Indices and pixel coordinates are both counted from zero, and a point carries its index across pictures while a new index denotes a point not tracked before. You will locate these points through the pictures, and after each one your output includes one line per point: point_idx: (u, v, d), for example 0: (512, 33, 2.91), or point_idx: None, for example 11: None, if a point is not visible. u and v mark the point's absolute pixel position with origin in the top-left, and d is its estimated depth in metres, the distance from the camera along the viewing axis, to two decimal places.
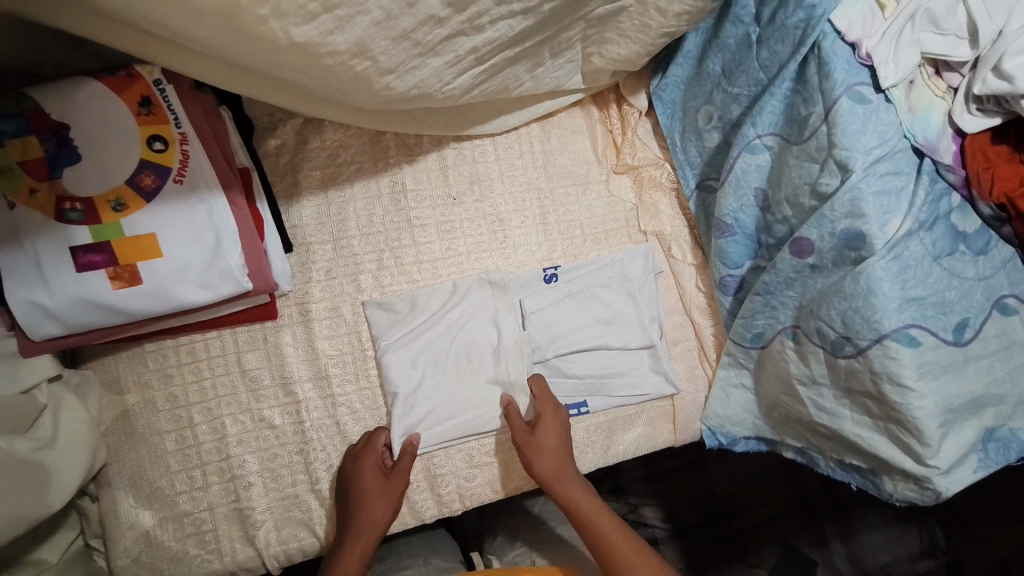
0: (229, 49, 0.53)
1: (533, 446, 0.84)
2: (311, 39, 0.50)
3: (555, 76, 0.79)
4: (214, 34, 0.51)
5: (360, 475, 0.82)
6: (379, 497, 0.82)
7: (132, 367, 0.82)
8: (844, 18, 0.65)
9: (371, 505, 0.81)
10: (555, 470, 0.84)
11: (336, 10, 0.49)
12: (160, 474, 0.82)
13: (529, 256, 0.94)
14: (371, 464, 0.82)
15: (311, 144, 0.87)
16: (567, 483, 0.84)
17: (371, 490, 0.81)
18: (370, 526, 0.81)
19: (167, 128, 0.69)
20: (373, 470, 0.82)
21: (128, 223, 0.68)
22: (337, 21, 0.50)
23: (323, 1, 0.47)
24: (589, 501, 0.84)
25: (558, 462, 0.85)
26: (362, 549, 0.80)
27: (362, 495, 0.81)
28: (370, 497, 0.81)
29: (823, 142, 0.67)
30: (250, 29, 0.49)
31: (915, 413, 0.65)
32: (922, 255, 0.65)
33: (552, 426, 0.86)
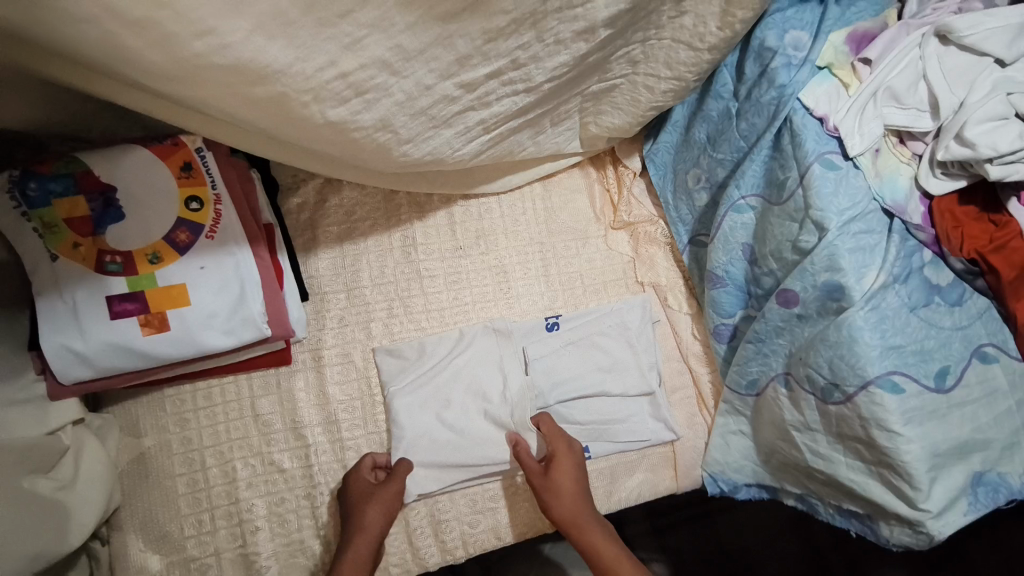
0: (271, 127, 0.60)
1: (551, 487, 0.86)
2: (342, 117, 0.58)
3: (555, 143, 0.87)
4: (261, 117, 0.58)
5: (354, 485, 0.85)
6: (370, 501, 0.83)
7: (152, 411, 0.85)
8: (812, 96, 0.73)
9: (363, 511, 0.82)
10: (573, 511, 0.86)
11: (365, 94, 0.57)
12: (170, 518, 0.84)
13: (532, 306, 0.99)
14: (363, 474, 0.86)
15: (330, 202, 0.94)
16: (584, 523, 0.86)
17: (359, 497, 0.84)
18: (363, 530, 0.82)
19: (203, 189, 0.75)
20: (362, 480, 0.85)
21: (162, 274, 0.73)
22: (365, 103, 0.58)
23: (355, 87, 0.55)
24: (607, 540, 0.85)
25: (574, 502, 0.86)
26: (357, 553, 0.80)
27: (354, 504, 0.83)
28: (360, 503, 0.83)
29: (800, 204, 0.73)
30: (292, 112, 0.56)
31: (905, 457, 0.67)
32: (900, 306, 0.70)
33: (568, 466, 0.88)
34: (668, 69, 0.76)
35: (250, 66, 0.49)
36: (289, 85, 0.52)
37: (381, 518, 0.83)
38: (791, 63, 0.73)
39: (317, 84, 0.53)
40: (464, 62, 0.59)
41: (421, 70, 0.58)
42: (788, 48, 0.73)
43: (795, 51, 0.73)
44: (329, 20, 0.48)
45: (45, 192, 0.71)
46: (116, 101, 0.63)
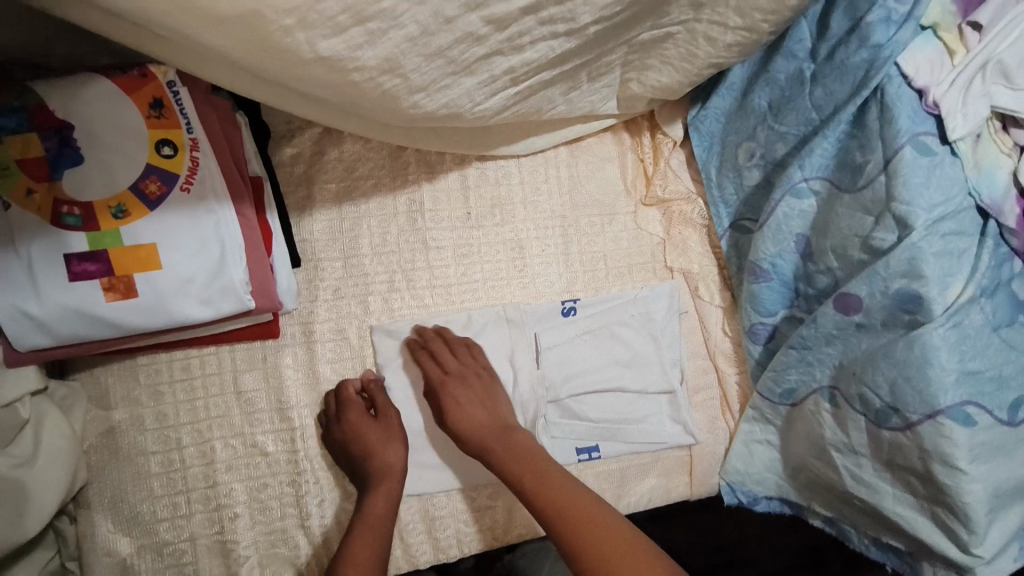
0: (251, 62, 0.49)
1: (454, 407, 0.78)
2: (337, 52, 0.46)
3: (589, 101, 0.74)
4: (236, 46, 0.46)
5: (360, 431, 0.77)
6: (383, 440, 0.78)
7: (123, 381, 0.77)
8: (911, 62, 0.61)
9: (371, 454, 0.76)
10: (482, 426, 0.78)
11: (368, 22, 0.45)
12: (141, 498, 0.76)
13: (548, 288, 0.89)
14: (355, 412, 0.78)
15: (328, 155, 0.83)
16: (501, 438, 0.77)
17: (373, 435, 0.77)
18: (387, 469, 0.76)
19: (178, 133, 0.65)
20: (361, 413, 0.78)
21: (128, 231, 0.63)
22: (368, 35, 0.46)
23: (355, 13, 0.43)
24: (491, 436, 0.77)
25: (485, 420, 0.78)
26: (387, 491, 0.75)
27: (364, 445, 0.77)
28: (376, 443, 0.77)
29: (880, 194, 0.62)
30: (273, 41, 0.44)
31: (965, 499, 0.59)
32: (982, 325, 0.60)
33: (457, 381, 0.79)
34: (738, 18, 0.64)
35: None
36: (267, 2, 0.41)
37: (394, 449, 0.78)
38: (891, 18, 0.61)
39: (304, 3, 0.41)
40: None
41: None
42: (887, 1, 0.61)
43: (896, 3, 0.60)
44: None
45: None
46: (85, 25, 0.53)
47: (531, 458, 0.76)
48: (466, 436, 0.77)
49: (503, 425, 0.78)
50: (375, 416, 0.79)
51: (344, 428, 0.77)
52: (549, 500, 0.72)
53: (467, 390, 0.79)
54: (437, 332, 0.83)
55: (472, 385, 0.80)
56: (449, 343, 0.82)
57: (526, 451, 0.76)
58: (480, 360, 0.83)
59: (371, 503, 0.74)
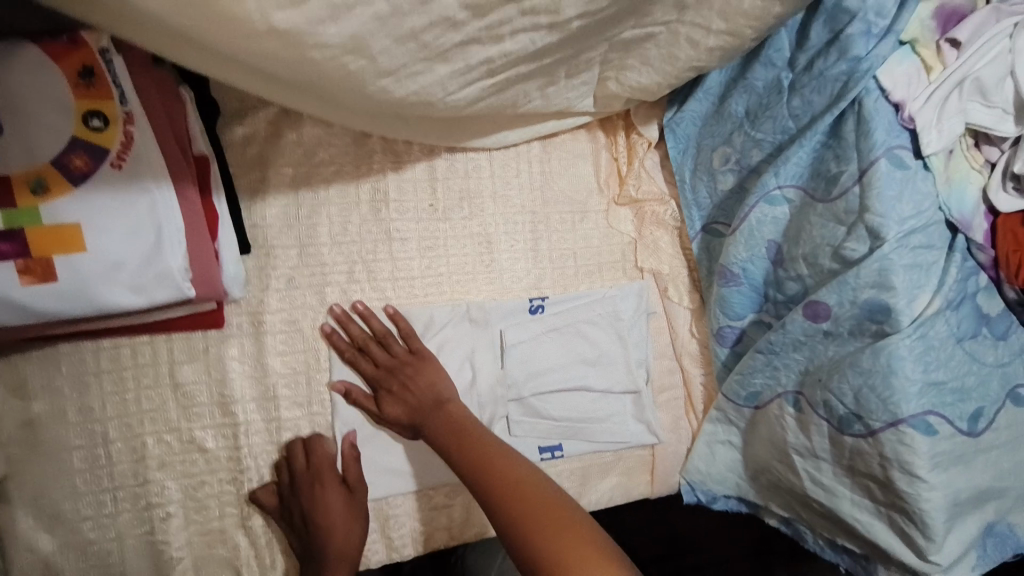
0: (193, 28, 0.44)
1: (387, 404, 0.76)
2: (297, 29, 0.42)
3: (565, 98, 0.72)
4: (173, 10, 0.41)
5: (329, 507, 0.73)
6: (348, 518, 0.75)
7: (43, 371, 0.70)
8: (890, 75, 0.61)
9: (331, 534, 0.73)
10: (415, 405, 0.75)
11: None
12: (63, 495, 0.70)
13: (515, 284, 0.86)
14: (330, 492, 0.74)
15: (286, 138, 0.77)
16: (433, 413, 0.75)
17: (337, 521, 0.74)
18: (344, 551, 0.73)
19: (109, 103, 0.58)
20: (336, 495, 0.74)
21: (49, 208, 0.56)
22: (332, 11, 0.41)
23: None
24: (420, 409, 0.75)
25: (416, 401, 0.76)
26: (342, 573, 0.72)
27: (329, 523, 0.73)
28: (337, 529, 0.73)
29: (853, 205, 0.62)
30: (221, 8, 0.39)
31: (924, 506, 0.61)
32: (947, 336, 0.61)
33: (388, 372, 0.77)
34: (722, 21, 0.62)
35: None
36: None
37: (354, 536, 0.75)
38: (871, 32, 0.61)
39: None
40: None
41: None
42: (869, 12, 0.61)
43: (877, 17, 0.61)
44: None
45: None
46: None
47: (461, 429, 0.73)
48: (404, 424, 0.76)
49: (436, 400, 0.76)
50: (343, 491, 0.75)
51: (312, 499, 0.73)
52: (469, 452, 0.70)
53: (401, 380, 0.76)
54: (370, 320, 0.79)
55: (403, 370, 0.77)
56: (382, 337, 0.78)
57: (458, 420, 0.74)
58: (409, 344, 0.79)
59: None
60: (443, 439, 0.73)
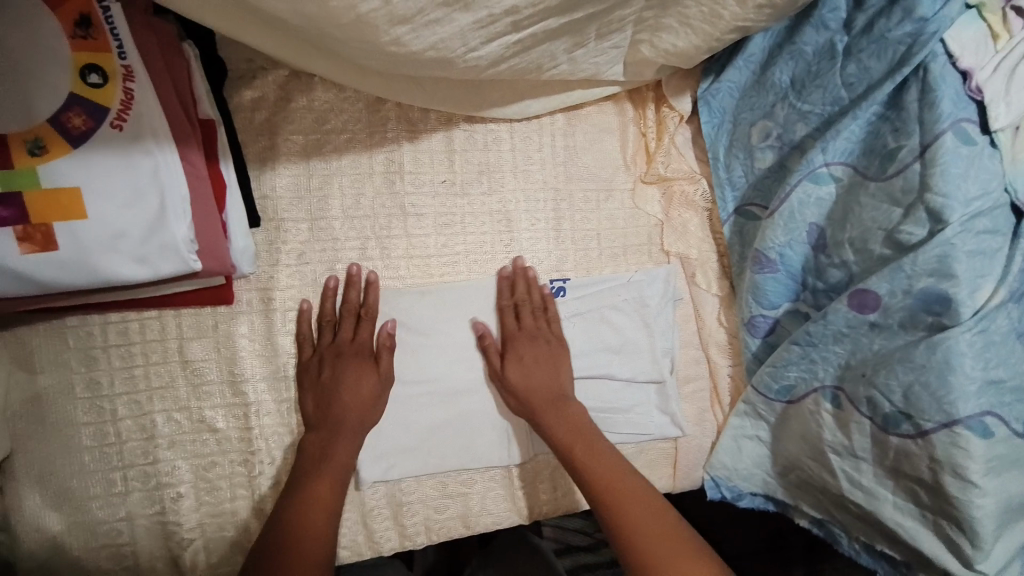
0: None
1: (517, 370, 0.76)
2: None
3: (595, 63, 0.66)
4: None
5: (357, 384, 0.72)
6: (368, 403, 0.72)
7: (50, 344, 0.68)
8: (958, 40, 0.55)
9: (343, 406, 0.71)
10: (542, 392, 0.75)
11: None
12: (71, 473, 0.68)
13: (535, 264, 0.82)
14: (357, 365, 0.73)
15: (296, 103, 0.73)
16: (556, 407, 0.75)
17: (349, 423, 0.71)
18: (358, 422, 0.72)
19: (108, 58, 0.55)
20: (365, 377, 0.72)
21: (47, 170, 0.53)
22: None
23: None
24: (546, 395, 0.75)
25: (540, 383, 0.76)
26: (351, 441, 0.71)
27: (342, 395, 0.71)
28: (344, 430, 0.71)
29: (912, 183, 0.56)
30: None
31: (976, 514, 0.55)
32: (1009, 331, 0.55)
33: (529, 339, 0.77)
34: None
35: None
36: None
37: (369, 420, 0.73)
38: None
39: None
40: None
41: None
42: None
43: None
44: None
45: None
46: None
47: (584, 432, 0.74)
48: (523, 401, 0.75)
49: (560, 394, 0.76)
50: (378, 377, 0.73)
51: (344, 369, 0.72)
52: (582, 452, 0.72)
53: (535, 356, 0.77)
54: (530, 285, 0.79)
55: (546, 348, 0.78)
56: (530, 302, 0.79)
57: (579, 421, 0.75)
58: (552, 323, 0.79)
59: (339, 446, 0.70)
60: (561, 437, 0.74)
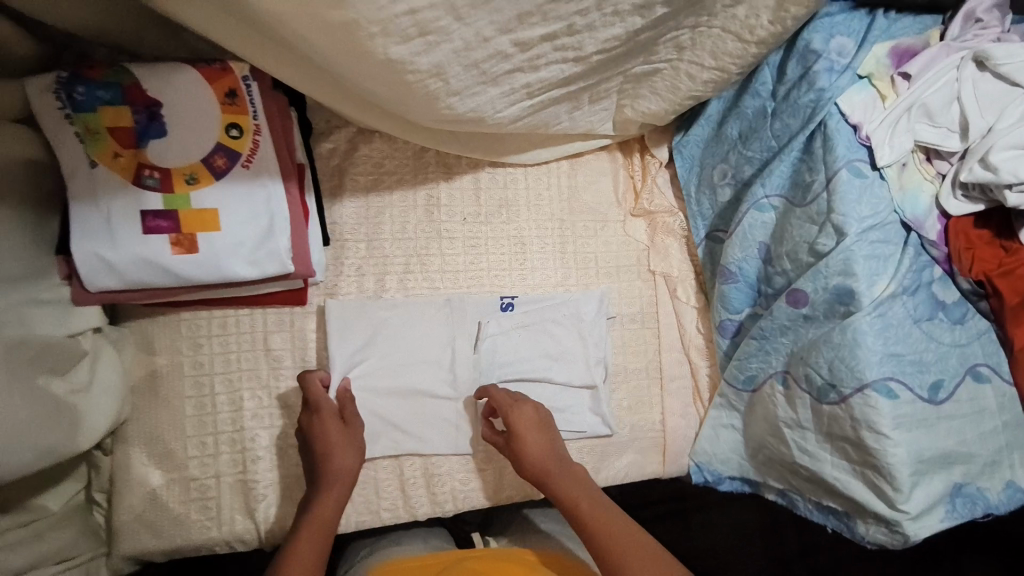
0: (336, 68, 0.59)
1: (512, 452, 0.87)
2: (400, 56, 0.53)
3: (589, 121, 0.88)
4: (318, 52, 0.56)
5: (325, 436, 0.83)
6: (343, 444, 0.84)
7: (166, 332, 0.87)
8: (849, 102, 0.74)
9: (340, 453, 0.83)
10: (545, 456, 0.86)
11: (429, 35, 0.53)
12: (174, 436, 0.86)
13: (543, 280, 1.01)
14: (324, 418, 0.84)
15: (360, 151, 0.96)
16: (562, 475, 0.85)
17: (329, 476, 0.82)
18: (340, 473, 0.82)
19: (245, 118, 0.76)
20: (332, 421, 0.84)
21: (196, 196, 0.74)
22: (426, 46, 0.54)
23: (422, 27, 0.51)
24: (552, 457, 0.86)
25: (540, 446, 0.86)
26: (336, 495, 0.81)
27: (326, 447, 0.83)
28: (324, 487, 0.81)
29: (823, 207, 0.74)
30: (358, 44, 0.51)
31: (889, 459, 0.70)
32: (904, 317, 0.72)
33: (521, 420, 0.87)
34: (712, 60, 0.75)
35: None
36: (364, 15, 0.47)
37: (349, 467, 0.83)
38: (834, 68, 0.74)
39: (387, 18, 0.49)
40: (524, 19, 0.56)
41: (482, 20, 0.54)
42: (831, 53, 0.74)
43: (838, 56, 0.74)
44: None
45: (91, 99, 0.71)
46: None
47: (588, 490, 0.83)
48: (536, 466, 0.85)
49: (561, 458, 0.87)
50: (338, 421, 0.85)
51: (316, 424, 0.84)
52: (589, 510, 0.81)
53: (531, 422, 0.88)
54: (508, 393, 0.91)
55: (547, 418, 0.90)
56: (513, 403, 0.89)
57: (583, 481, 0.85)
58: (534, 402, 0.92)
59: (321, 506, 0.80)
60: (569, 498, 0.83)
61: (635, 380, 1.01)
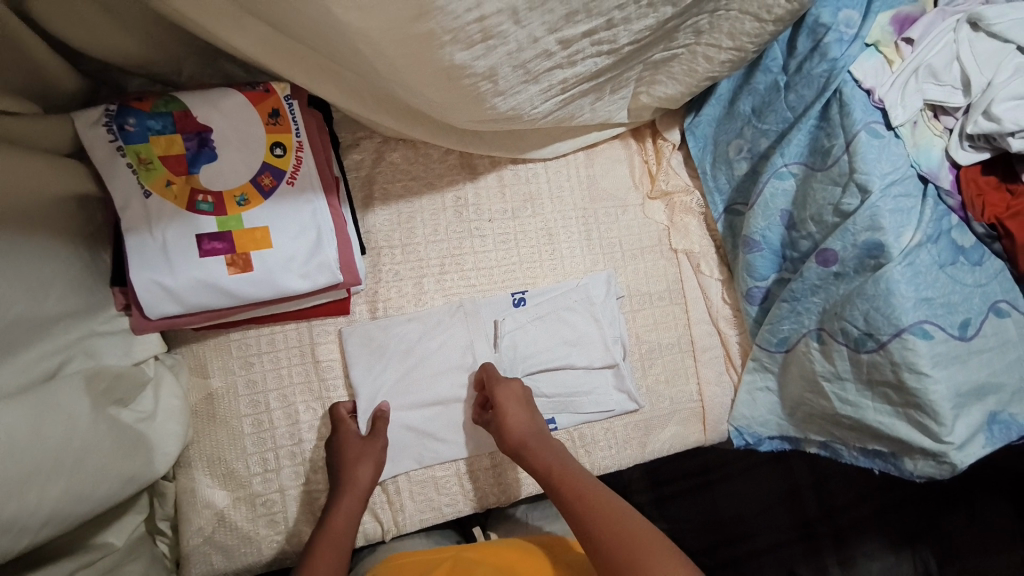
0: (387, 74, 0.62)
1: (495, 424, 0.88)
2: (463, 61, 0.56)
3: (608, 110, 0.92)
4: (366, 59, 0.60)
5: (343, 449, 0.86)
6: (362, 456, 0.86)
7: (218, 354, 0.88)
8: (860, 70, 0.78)
9: (359, 465, 0.85)
10: (520, 434, 0.86)
11: (489, 40, 0.55)
12: (235, 456, 0.87)
13: (574, 267, 1.05)
14: (348, 436, 0.87)
15: (386, 160, 0.98)
16: (539, 445, 0.86)
17: (348, 488, 0.83)
18: (357, 485, 0.84)
19: (287, 136, 0.78)
20: (353, 435, 0.87)
21: (247, 216, 0.76)
22: (486, 49, 0.56)
23: (484, 32, 0.54)
24: (528, 433, 0.87)
25: (515, 425, 0.87)
26: (351, 504, 0.82)
27: (345, 459, 0.85)
28: (341, 500, 0.82)
29: (845, 169, 0.78)
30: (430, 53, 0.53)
31: (932, 397, 0.74)
32: (931, 264, 0.76)
33: (507, 396, 0.89)
34: (730, 40, 0.79)
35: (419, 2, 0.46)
36: (439, 24, 0.50)
37: (368, 479, 0.85)
38: (843, 39, 0.78)
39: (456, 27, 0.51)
40: (571, 17, 0.59)
41: (535, 22, 0.57)
42: (840, 25, 0.78)
43: (847, 27, 0.78)
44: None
45: (143, 129, 0.72)
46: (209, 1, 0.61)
47: (564, 465, 0.83)
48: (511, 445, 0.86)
49: (537, 434, 0.87)
50: (355, 435, 0.87)
51: (338, 441, 0.86)
52: (566, 485, 0.80)
53: (507, 402, 0.89)
54: (498, 374, 0.92)
55: (525, 398, 0.91)
56: (501, 382, 0.91)
57: (560, 457, 0.84)
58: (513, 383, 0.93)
59: (337, 516, 0.81)
60: (547, 470, 0.83)
61: (670, 354, 1.06)
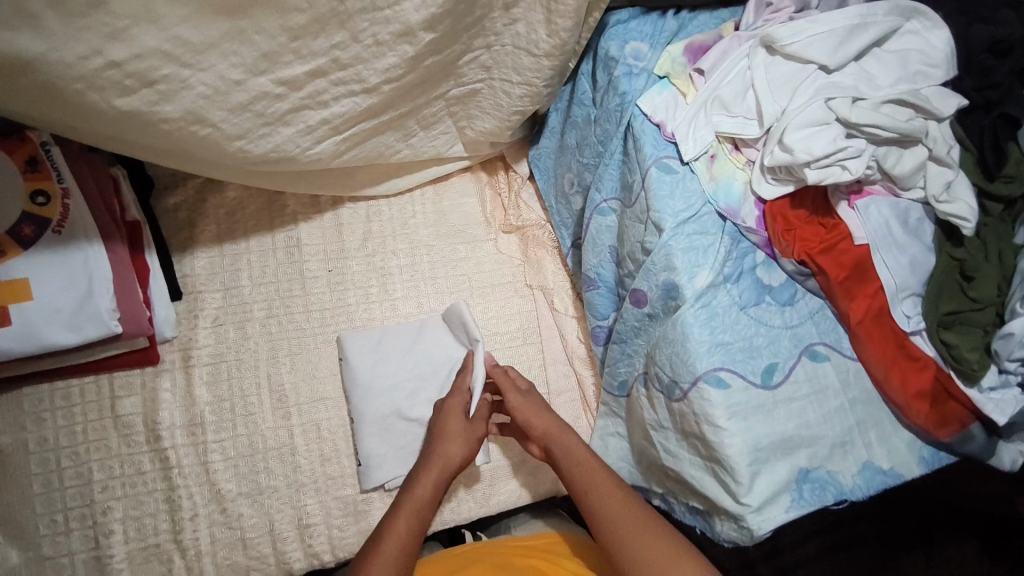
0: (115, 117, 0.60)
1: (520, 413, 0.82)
2: (141, 108, 0.59)
3: (432, 145, 0.86)
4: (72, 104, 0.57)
5: (444, 429, 0.83)
6: (452, 436, 0.82)
7: (8, 411, 0.82)
8: (650, 103, 0.74)
9: (451, 441, 0.82)
10: (546, 426, 0.81)
11: (155, 85, 0.58)
12: (25, 517, 0.81)
13: (414, 307, 0.98)
14: (457, 424, 0.84)
15: (209, 201, 0.95)
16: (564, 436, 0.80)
17: (432, 463, 0.80)
18: (445, 462, 0.80)
19: (49, 183, 0.74)
20: (456, 415, 0.84)
21: (3, 268, 0.71)
22: (159, 94, 0.59)
23: (139, 78, 0.57)
24: (555, 425, 0.81)
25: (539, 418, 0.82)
26: (433, 480, 0.78)
27: (442, 435, 0.82)
28: (419, 474, 0.79)
29: (643, 205, 0.74)
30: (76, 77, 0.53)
31: (728, 452, 0.68)
32: (729, 305, 0.71)
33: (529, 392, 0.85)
34: (517, 75, 0.77)
35: (14, 50, 0.50)
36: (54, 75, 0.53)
37: (454, 459, 0.80)
38: (632, 72, 0.76)
39: (86, 74, 0.54)
40: (273, 58, 0.61)
41: (219, 64, 0.59)
42: (628, 58, 0.76)
43: (635, 61, 0.76)
44: (79, 12, 0.50)
45: None
46: None
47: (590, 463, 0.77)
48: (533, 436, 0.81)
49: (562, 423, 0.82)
50: (462, 419, 0.84)
51: (446, 422, 0.84)
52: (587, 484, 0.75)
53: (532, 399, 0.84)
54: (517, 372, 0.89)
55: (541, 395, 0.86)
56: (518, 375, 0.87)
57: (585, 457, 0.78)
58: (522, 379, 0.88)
59: (419, 488, 0.78)
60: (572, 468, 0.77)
61: None
